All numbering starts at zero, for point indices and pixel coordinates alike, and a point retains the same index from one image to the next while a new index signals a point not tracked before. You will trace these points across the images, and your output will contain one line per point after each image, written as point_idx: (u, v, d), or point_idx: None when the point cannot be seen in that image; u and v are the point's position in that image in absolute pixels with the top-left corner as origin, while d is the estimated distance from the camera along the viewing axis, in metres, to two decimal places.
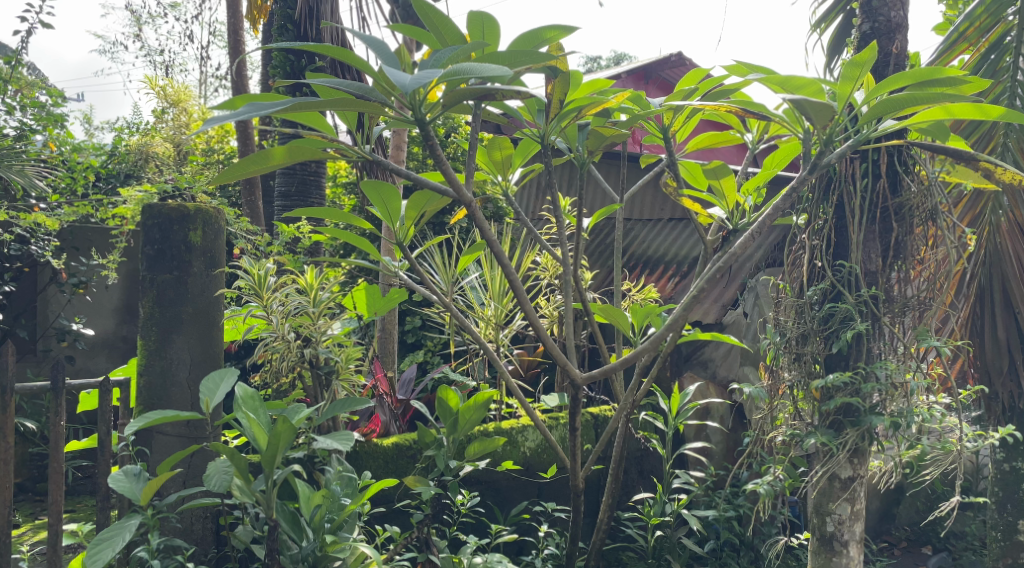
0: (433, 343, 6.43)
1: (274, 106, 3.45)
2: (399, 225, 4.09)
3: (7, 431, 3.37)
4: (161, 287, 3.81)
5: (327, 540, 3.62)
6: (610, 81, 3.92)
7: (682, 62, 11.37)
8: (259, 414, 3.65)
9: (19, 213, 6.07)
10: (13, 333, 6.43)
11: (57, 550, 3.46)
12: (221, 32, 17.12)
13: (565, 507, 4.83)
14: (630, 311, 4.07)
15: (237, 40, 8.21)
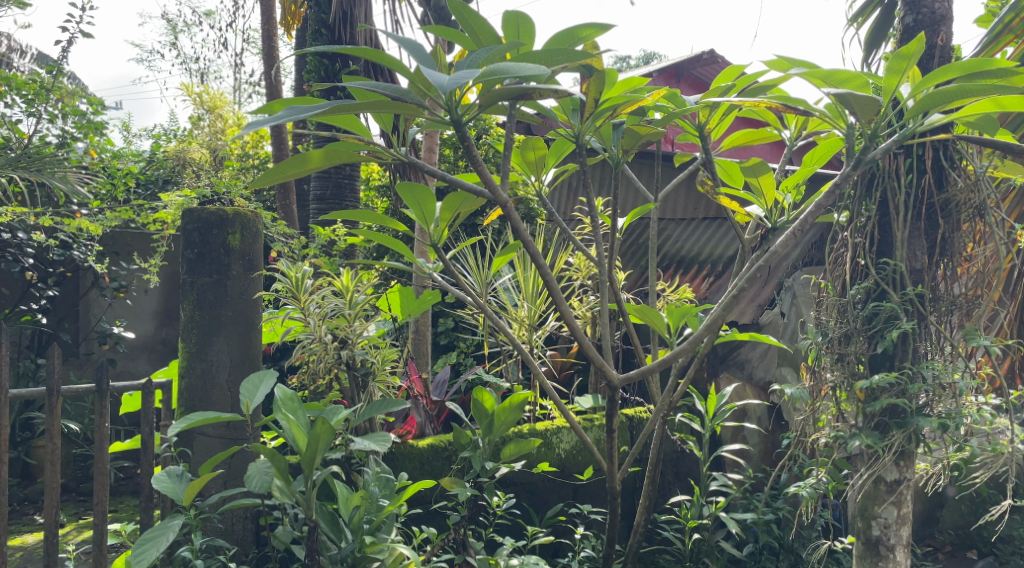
0: (467, 344, 6.45)
1: (312, 110, 3.47)
2: (433, 226, 4.09)
3: (55, 432, 3.41)
4: (201, 291, 3.85)
5: (366, 541, 3.63)
6: (645, 79, 3.90)
7: (715, 60, 11.27)
8: (300, 415, 3.68)
9: (62, 219, 6.21)
10: (57, 336, 6.58)
11: (103, 550, 3.50)
12: (254, 38, 17.27)
13: (602, 510, 4.82)
14: (666, 311, 4.04)
15: (271, 46, 8.30)
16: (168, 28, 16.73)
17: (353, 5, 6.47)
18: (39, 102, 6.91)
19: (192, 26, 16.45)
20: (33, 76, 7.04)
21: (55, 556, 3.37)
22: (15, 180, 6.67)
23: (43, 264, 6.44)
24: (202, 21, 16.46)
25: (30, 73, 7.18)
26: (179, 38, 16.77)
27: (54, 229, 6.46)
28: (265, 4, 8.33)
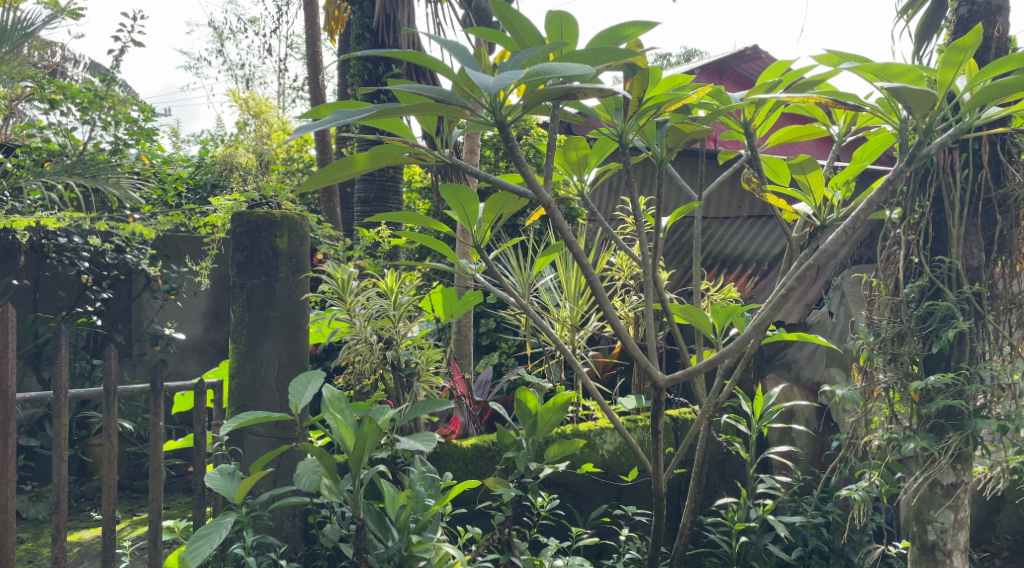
0: (509, 345, 6.49)
1: (359, 114, 3.48)
2: (477, 227, 4.09)
3: (111, 431, 3.46)
4: (250, 292, 3.90)
5: (413, 540, 3.64)
6: (690, 77, 3.87)
7: (758, 57, 11.18)
8: (347, 415, 3.71)
9: (117, 224, 6.39)
10: (111, 338, 6.76)
11: (158, 546, 3.55)
12: (297, 43, 17.50)
13: (647, 511, 4.80)
14: (711, 311, 4.00)
15: (315, 51, 8.40)
16: (214, 36, 17.04)
17: (396, 8, 6.58)
18: (92, 109, 7.28)
19: (238, 33, 16.74)
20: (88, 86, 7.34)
21: (112, 552, 3.43)
22: (71, 185, 6.86)
23: (98, 267, 6.65)
24: (248, 28, 16.75)
25: (83, 84, 7.57)
26: (225, 45, 17.07)
27: (110, 233, 6.71)
28: (308, 9, 8.43)
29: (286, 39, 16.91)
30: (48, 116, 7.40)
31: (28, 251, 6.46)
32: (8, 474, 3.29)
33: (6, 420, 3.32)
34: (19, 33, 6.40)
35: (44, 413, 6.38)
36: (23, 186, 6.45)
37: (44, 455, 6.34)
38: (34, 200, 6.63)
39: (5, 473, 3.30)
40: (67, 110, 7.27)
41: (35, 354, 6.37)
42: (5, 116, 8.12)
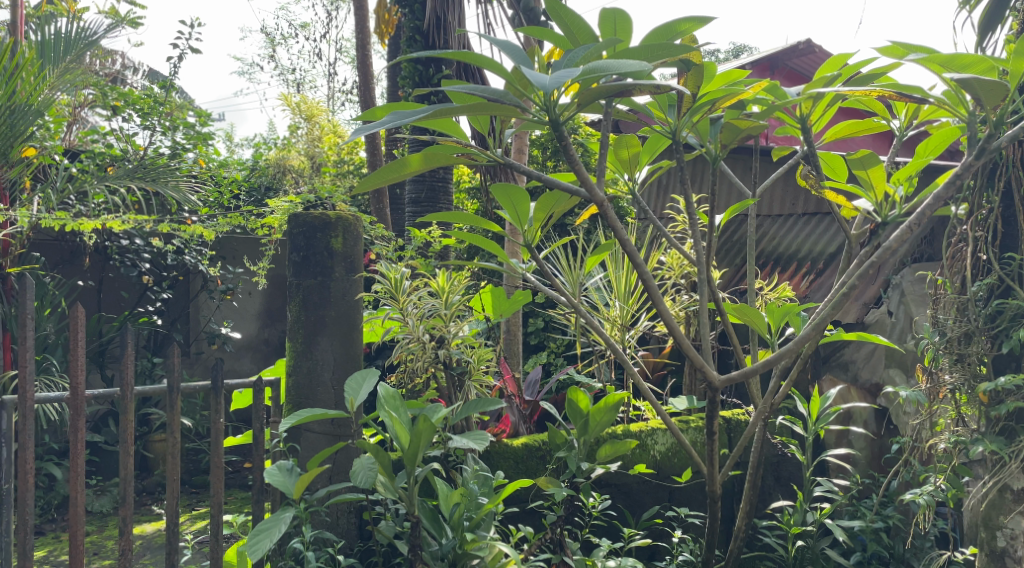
0: (557, 345, 6.50)
1: (415, 114, 3.49)
2: (528, 227, 4.07)
3: (174, 427, 3.51)
4: (306, 292, 3.93)
5: (466, 538, 3.66)
6: (745, 72, 3.82)
7: (810, 51, 11.06)
8: (402, 413, 3.72)
9: (179, 225, 6.55)
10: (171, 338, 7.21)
11: (218, 540, 3.60)
12: (346, 46, 17.74)
13: (701, 514, 4.75)
14: (767, 311, 3.93)
15: (366, 55, 8.50)
16: (265, 42, 17.33)
17: (447, 9, 6.69)
18: (152, 115, 7.47)
19: (289, 39, 17.02)
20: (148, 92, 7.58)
21: (176, 546, 3.47)
22: (133, 190, 7.07)
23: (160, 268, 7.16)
24: (299, 33, 17.00)
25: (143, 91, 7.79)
26: (277, 50, 17.35)
27: (169, 236, 7.11)
28: (359, 13, 8.51)
29: (335, 43, 17.20)
30: (111, 122, 7.65)
31: (93, 253, 7.05)
32: (76, 469, 3.35)
33: (74, 416, 3.38)
34: (83, 41, 6.54)
35: (108, 409, 6.56)
36: (88, 190, 6.65)
37: (108, 450, 6.55)
38: (97, 203, 6.85)
39: (74, 467, 3.36)
40: (128, 116, 7.48)
41: (99, 351, 6.71)
42: (70, 123, 8.38)
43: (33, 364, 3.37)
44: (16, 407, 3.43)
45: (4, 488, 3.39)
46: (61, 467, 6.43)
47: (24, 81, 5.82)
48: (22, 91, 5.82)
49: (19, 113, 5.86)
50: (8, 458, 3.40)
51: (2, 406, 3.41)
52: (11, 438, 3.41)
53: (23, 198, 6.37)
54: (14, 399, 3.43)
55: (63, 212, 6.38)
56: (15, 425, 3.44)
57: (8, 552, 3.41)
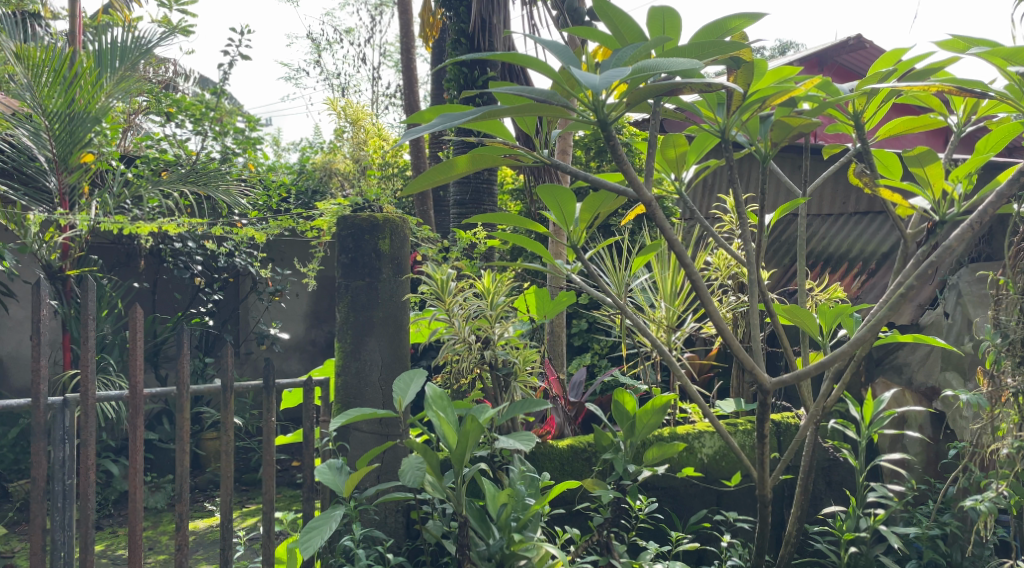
0: (601, 346, 6.50)
1: (463, 116, 3.46)
2: (574, 227, 4.03)
3: (228, 426, 3.54)
4: (355, 293, 3.95)
5: (514, 539, 3.64)
6: (797, 69, 3.76)
7: (860, 46, 10.90)
8: (450, 413, 3.71)
9: (232, 229, 6.66)
10: (222, 337, 7.42)
11: (270, 537, 3.64)
12: (390, 50, 17.93)
13: (751, 518, 4.69)
14: (819, 312, 3.86)
15: (410, 59, 8.55)
16: (311, 47, 17.56)
17: (492, 12, 6.67)
18: (203, 121, 7.99)
19: (334, 44, 17.26)
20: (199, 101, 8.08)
21: (230, 543, 3.49)
22: (186, 194, 7.24)
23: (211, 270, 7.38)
24: (343, 38, 17.22)
25: (195, 97, 8.28)
26: (322, 56, 17.54)
27: (220, 239, 7.31)
28: (404, 17, 8.56)
29: (379, 47, 17.40)
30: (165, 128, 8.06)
31: (148, 256, 7.23)
32: (135, 466, 3.39)
33: (133, 414, 3.42)
34: (139, 49, 6.69)
35: (162, 408, 6.77)
36: (143, 194, 6.88)
37: (162, 447, 6.69)
38: (152, 207, 7.02)
39: (133, 464, 3.40)
40: (180, 122, 7.96)
41: (154, 351, 6.87)
42: (124, 130, 8.56)
43: (94, 363, 3.41)
44: (78, 405, 3.48)
45: (66, 484, 3.45)
46: (118, 463, 6.57)
47: (83, 89, 6.21)
48: (80, 98, 6.19)
49: (78, 120, 6.21)
50: (70, 455, 3.45)
51: (65, 404, 3.47)
52: (73, 435, 3.47)
53: (82, 202, 6.53)
54: (77, 397, 3.48)
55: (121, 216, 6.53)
56: (77, 422, 3.49)
57: (70, 546, 3.47)
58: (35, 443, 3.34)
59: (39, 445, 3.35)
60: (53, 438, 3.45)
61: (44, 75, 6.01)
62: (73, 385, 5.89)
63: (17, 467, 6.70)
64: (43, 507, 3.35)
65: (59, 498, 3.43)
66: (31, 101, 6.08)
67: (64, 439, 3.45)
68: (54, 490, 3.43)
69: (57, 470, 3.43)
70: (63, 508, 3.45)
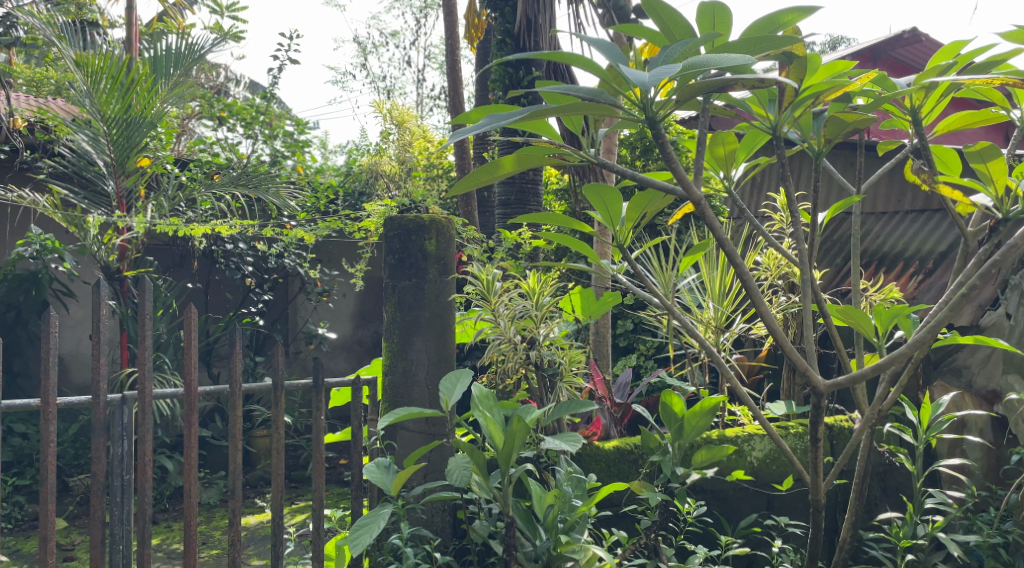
0: (647, 347, 6.45)
1: (511, 117, 3.39)
2: (620, 227, 3.94)
3: (279, 424, 3.53)
4: (402, 293, 3.94)
5: (561, 540, 3.60)
6: (853, 63, 3.66)
7: (916, 40, 10.69)
8: (496, 414, 3.68)
9: (282, 229, 6.72)
10: (272, 337, 7.50)
11: (320, 533, 3.65)
12: (434, 53, 18.04)
13: (801, 523, 4.60)
14: (874, 313, 3.75)
15: (455, 60, 8.55)
16: (357, 51, 17.71)
17: (538, 11, 6.66)
18: (254, 124, 8.23)
19: (380, 47, 17.41)
20: (251, 105, 8.32)
21: (281, 539, 3.49)
22: (237, 196, 7.33)
23: (261, 271, 7.46)
24: (389, 41, 17.36)
25: (247, 102, 8.54)
26: (367, 59, 17.67)
27: (271, 240, 7.39)
28: (450, 18, 8.56)
29: (423, 50, 17.51)
30: (217, 132, 8.30)
31: (201, 257, 7.34)
32: (190, 462, 3.40)
33: (188, 411, 3.43)
34: (192, 55, 6.75)
35: (214, 406, 6.88)
36: (196, 197, 6.99)
37: (215, 444, 6.78)
38: (204, 210, 7.11)
39: (188, 461, 3.41)
40: (232, 127, 8.23)
41: (207, 351, 6.97)
42: (178, 134, 8.70)
43: (151, 362, 3.43)
44: (136, 402, 3.50)
45: (124, 479, 3.46)
46: (173, 459, 6.65)
47: (139, 95, 6.24)
48: (137, 104, 6.24)
49: (134, 126, 6.29)
50: (128, 451, 3.47)
51: (123, 401, 3.49)
52: (132, 431, 3.49)
53: (138, 206, 6.64)
54: (135, 394, 3.51)
55: (176, 218, 6.62)
56: (135, 419, 3.51)
57: (128, 540, 3.48)
58: (95, 439, 3.36)
59: (98, 441, 3.37)
60: (112, 435, 3.47)
61: (102, 81, 6.09)
62: (131, 382, 5.97)
63: (77, 462, 6.82)
64: (102, 502, 3.37)
65: (117, 493, 3.44)
66: (90, 107, 6.19)
67: (122, 435, 3.47)
68: (113, 485, 3.45)
69: (115, 466, 3.45)
70: (122, 503, 3.47)
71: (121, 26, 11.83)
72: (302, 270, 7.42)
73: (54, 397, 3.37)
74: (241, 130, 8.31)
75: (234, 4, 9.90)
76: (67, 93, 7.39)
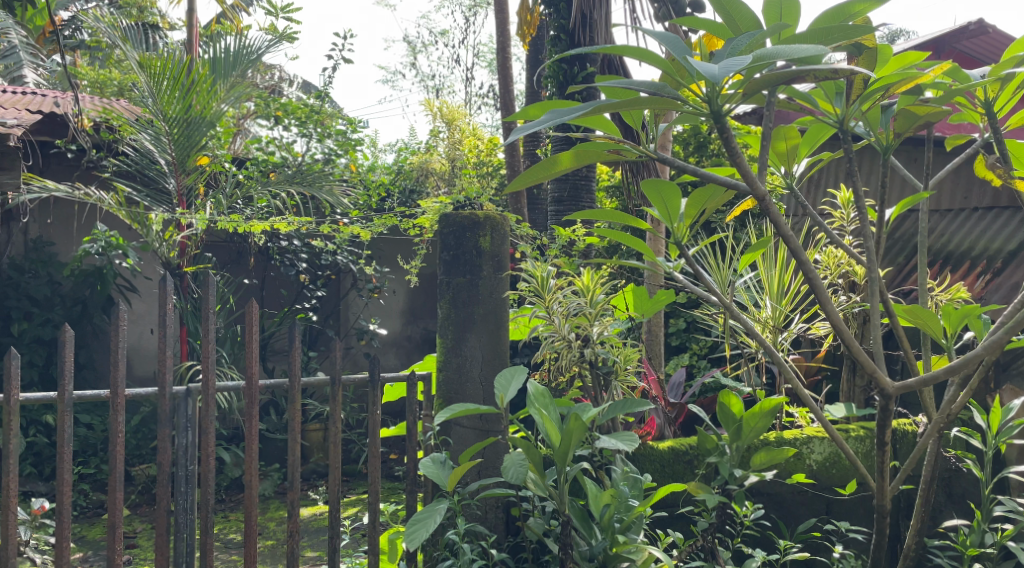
0: (700, 347, 6.36)
1: (573, 112, 3.31)
2: (678, 224, 3.82)
3: (337, 418, 3.52)
4: (456, 289, 3.90)
5: (618, 540, 3.53)
6: (925, 54, 3.55)
7: (983, 32, 10.41)
8: (552, 411, 3.62)
9: (334, 227, 6.75)
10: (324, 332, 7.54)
11: (376, 527, 3.63)
12: (484, 52, 18.05)
13: (862, 529, 4.47)
14: (943, 313, 3.63)
15: (506, 58, 8.51)
16: (406, 51, 17.79)
17: (593, 7, 6.59)
18: (309, 123, 8.28)
19: (429, 47, 17.49)
20: (306, 105, 8.38)
21: (339, 532, 3.48)
22: (293, 193, 7.38)
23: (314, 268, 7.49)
24: (438, 41, 17.41)
25: (301, 102, 8.60)
26: (417, 58, 17.75)
27: (325, 238, 7.43)
28: (501, 16, 8.52)
29: (473, 48, 17.54)
30: (273, 132, 8.38)
31: (257, 254, 7.42)
32: (252, 454, 3.40)
33: (249, 405, 3.43)
34: (249, 57, 6.78)
35: (270, 400, 6.94)
36: (253, 195, 7.11)
37: (271, 437, 6.83)
38: (261, 207, 7.18)
39: (250, 453, 3.40)
40: (288, 126, 8.29)
41: (263, 346, 7.03)
42: (235, 134, 8.80)
43: (215, 355, 3.43)
44: (200, 394, 3.50)
45: (188, 470, 3.47)
46: (230, 451, 6.72)
47: (198, 96, 6.32)
48: (197, 105, 6.31)
49: (194, 125, 6.35)
50: (193, 442, 3.48)
51: (187, 393, 3.50)
52: (196, 423, 3.50)
53: (198, 203, 6.71)
54: (199, 387, 3.51)
55: (235, 215, 6.69)
56: (199, 412, 3.52)
57: (192, 529, 3.50)
58: (162, 429, 3.37)
59: (164, 432, 3.38)
60: (177, 425, 3.48)
61: (164, 82, 6.17)
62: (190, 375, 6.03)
63: (138, 453, 6.91)
64: (168, 490, 3.38)
65: (182, 483, 3.45)
66: (153, 107, 6.26)
67: (187, 426, 3.49)
68: (178, 475, 3.46)
69: (180, 456, 3.46)
70: (186, 492, 3.48)
71: (180, 29, 12.03)
72: (355, 267, 7.44)
73: (123, 388, 3.38)
74: (295, 129, 8.36)
75: (289, 6, 9.98)
76: (129, 93, 7.52)
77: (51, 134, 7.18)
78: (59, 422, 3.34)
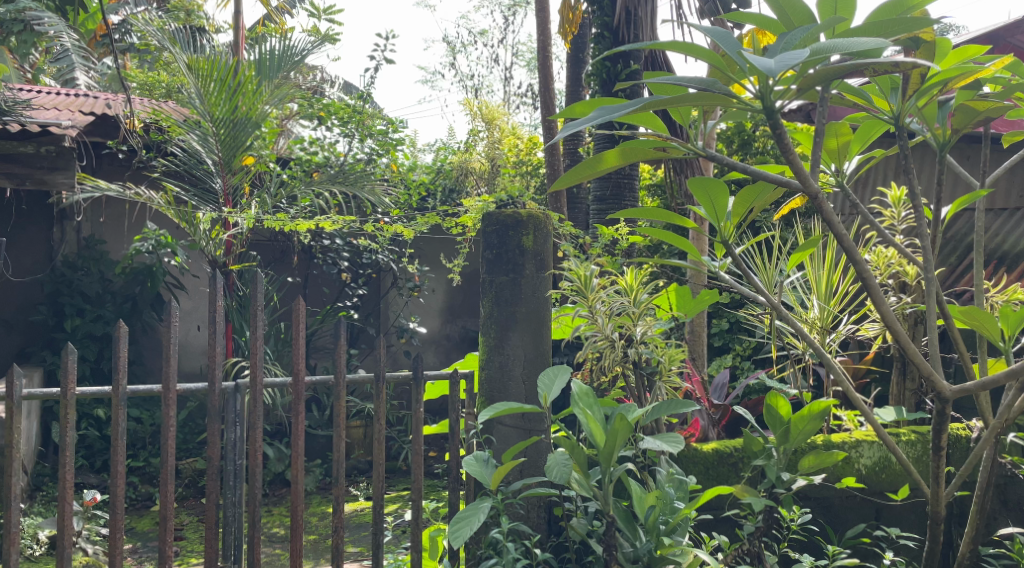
0: (744, 347, 6.28)
1: (622, 109, 3.25)
2: (726, 222, 3.74)
3: (382, 415, 3.49)
4: (499, 288, 3.86)
5: (663, 541, 3.47)
6: (987, 47, 3.43)
7: None
8: (597, 410, 3.56)
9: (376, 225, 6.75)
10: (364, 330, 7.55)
11: (419, 524, 3.61)
12: (523, 52, 18.02)
13: (913, 535, 4.36)
14: (1001, 315, 3.50)
15: (547, 57, 8.46)
16: (446, 51, 17.82)
17: (638, 5, 6.51)
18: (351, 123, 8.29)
19: (468, 46, 17.50)
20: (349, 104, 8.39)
21: (383, 529, 3.45)
22: (335, 192, 7.39)
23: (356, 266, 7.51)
24: (477, 40, 17.40)
25: (344, 102, 8.62)
26: (456, 58, 17.77)
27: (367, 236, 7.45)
28: (542, 15, 8.47)
29: (512, 47, 17.54)
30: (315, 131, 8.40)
31: (300, 253, 7.45)
32: (299, 449, 3.39)
33: (295, 401, 3.42)
34: (293, 57, 6.80)
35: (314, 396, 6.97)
36: (297, 194, 7.13)
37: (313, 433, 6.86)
38: (304, 207, 7.21)
39: (297, 449, 3.39)
40: (331, 125, 8.30)
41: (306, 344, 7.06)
42: (278, 133, 8.85)
43: (263, 352, 3.42)
44: (248, 389, 3.50)
45: (237, 465, 3.47)
46: (274, 447, 6.75)
47: (244, 96, 6.34)
48: (243, 105, 6.34)
49: (240, 126, 6.38)
50: (242, 437, 3.48)
51: (236, 389, 3.49)
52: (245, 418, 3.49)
53: (243, 202, 6.75)
54: (248, 382, 3.51)
55: (279, 214, 6.72)
56: (247, 407, 3.52)
57: (240, 523, 3.50)
58: (211, 424, 3.36)
59: (213, 426, 3.37)
60: (226, 420, 3.48)
61: (211, 83, 6.21)
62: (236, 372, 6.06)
63: (186, 447, 6.98)
64: (217, 484, 3.38)
65: (231, 477, 3.45)
66: (200, 108, 6.32)
67: (236, 422, 3.48)
68: (226, 469, 3.45)
69: (229, 450, 3.46)
70: (234, 487, 3.48)
71: (224, 30, 12.13)
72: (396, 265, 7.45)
73: (174, 384, 3.39)
74: (338, 129, 8.37)
75: (332, 7, 10.00)
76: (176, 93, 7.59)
77: (104, 135, 7.20)
78: (113, 416, 3.35)
